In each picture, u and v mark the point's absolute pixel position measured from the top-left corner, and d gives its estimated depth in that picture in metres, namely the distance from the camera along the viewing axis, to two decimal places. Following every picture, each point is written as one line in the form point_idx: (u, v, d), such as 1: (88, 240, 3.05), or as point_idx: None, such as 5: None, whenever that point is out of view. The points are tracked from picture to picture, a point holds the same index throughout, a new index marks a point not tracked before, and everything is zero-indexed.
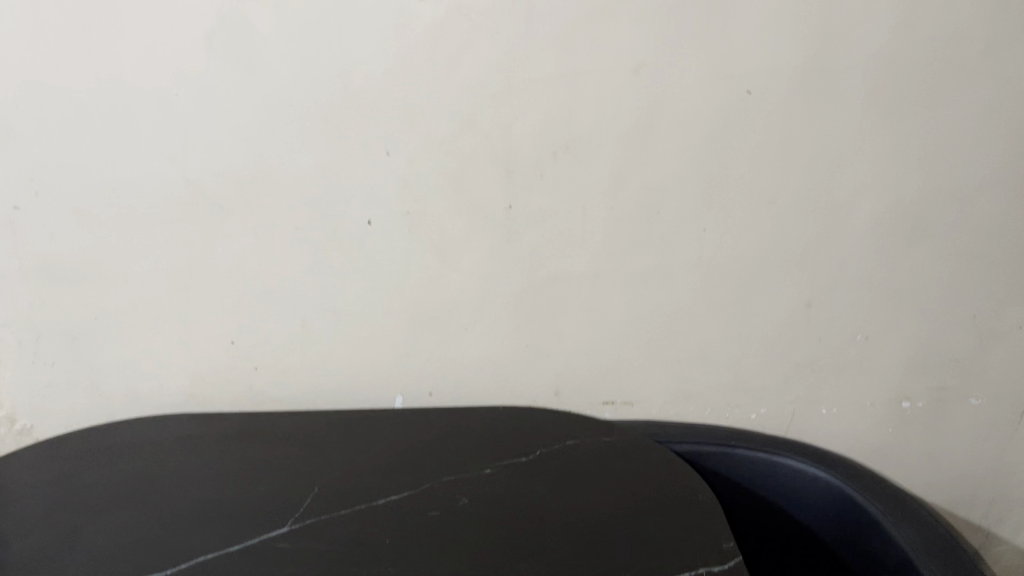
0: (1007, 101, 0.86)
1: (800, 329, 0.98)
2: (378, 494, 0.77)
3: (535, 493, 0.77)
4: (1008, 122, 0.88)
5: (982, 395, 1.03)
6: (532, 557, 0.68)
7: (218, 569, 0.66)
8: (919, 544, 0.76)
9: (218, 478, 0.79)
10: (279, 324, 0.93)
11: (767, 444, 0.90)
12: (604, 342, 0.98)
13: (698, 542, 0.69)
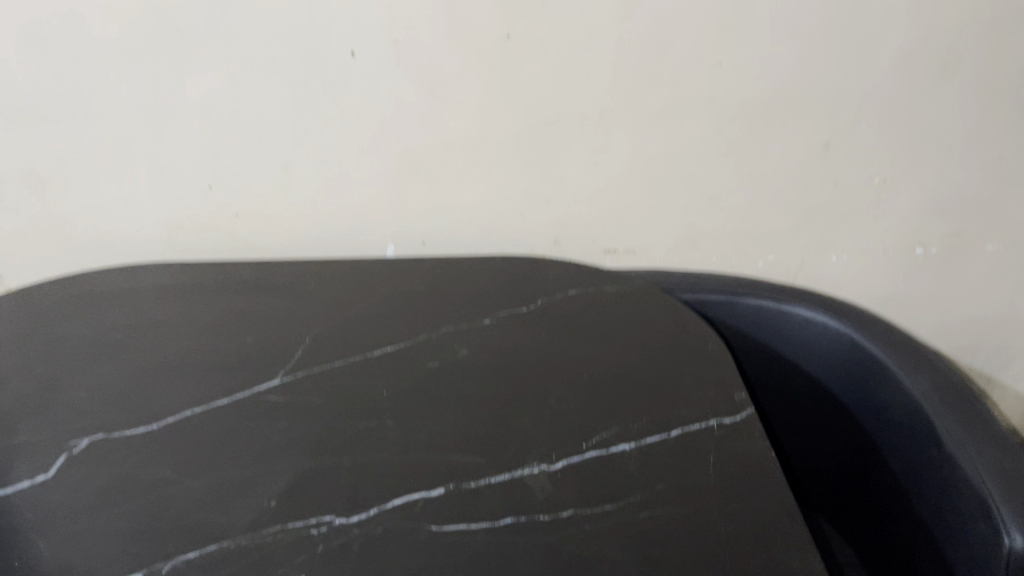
0: None
1: (814, 172, 0.92)
2: (373, 345, 0.73)
3: (538, 344, 0.73)
4: None
5: (999, 240, 0.98)
6: (535, 411, 0.65)
7: (207, 424, 0.63)
8: (930, 394, 0.73)
9: (204, 329, 0.75)
10: (260, 168, 0.87)
11: (777, 292, 0.86)
12: (607, 185, 0.92)
13: (710, 394, 0.66)
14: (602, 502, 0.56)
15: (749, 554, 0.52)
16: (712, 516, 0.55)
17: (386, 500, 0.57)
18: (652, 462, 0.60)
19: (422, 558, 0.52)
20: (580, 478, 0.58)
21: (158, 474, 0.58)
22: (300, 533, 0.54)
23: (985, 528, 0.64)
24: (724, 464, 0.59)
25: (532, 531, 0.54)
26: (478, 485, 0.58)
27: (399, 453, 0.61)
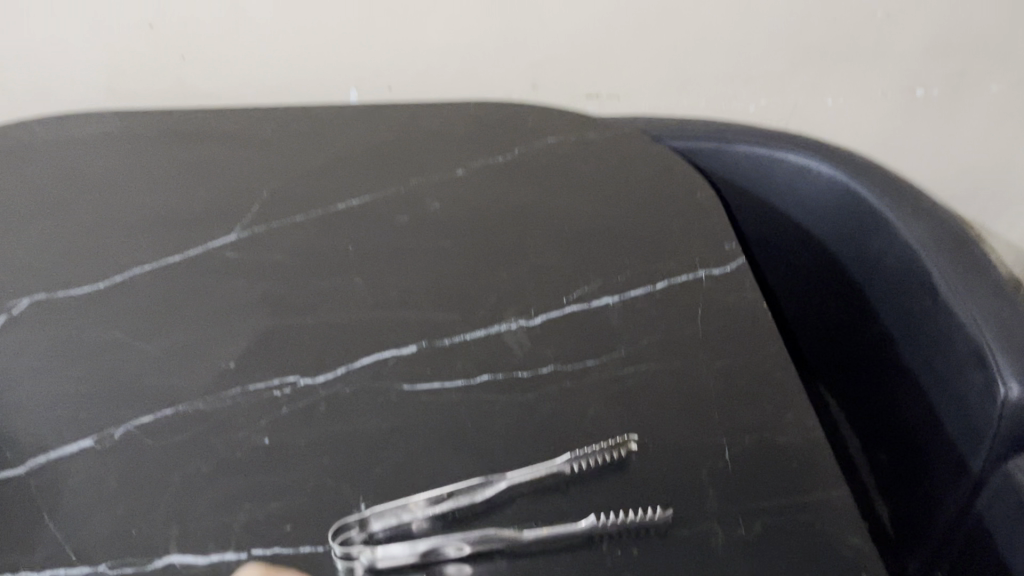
0: None
1: (813, 6, 0.85)
2: (337, 196, 0.67)
3: (514, 194, 0.68)
4: None
5: (1004, 80, 0.92)
6: (513, 265, 0.61)
7: (158, 282, 0.59)
8: (927, 242, 0.69)
9: (151, 180, 0.69)
10: (203, 4, 0.78)
11: (769, 138, 0.80)
12: (589, 21, 0.84)
13: (698, 244, 0.62)
14: (585, 358, 0.53)
15: (739, 409, 0.50)
16: (700, 371, 0.52)
17: (354, 359, 0.53)
18: (637, 316, 0.56)
19: (394, 419, 0.49)
20: (561, 333, 0.55)
21: (105, 336, 0.54)
22: (262, 394, 0.51)
23: (978, 376, 0.61)
24: (712, 316, 0.56)
25: (510, 389, 0.51)
26: (452, 342, 0.54)
27: (366, 310, 0.57)
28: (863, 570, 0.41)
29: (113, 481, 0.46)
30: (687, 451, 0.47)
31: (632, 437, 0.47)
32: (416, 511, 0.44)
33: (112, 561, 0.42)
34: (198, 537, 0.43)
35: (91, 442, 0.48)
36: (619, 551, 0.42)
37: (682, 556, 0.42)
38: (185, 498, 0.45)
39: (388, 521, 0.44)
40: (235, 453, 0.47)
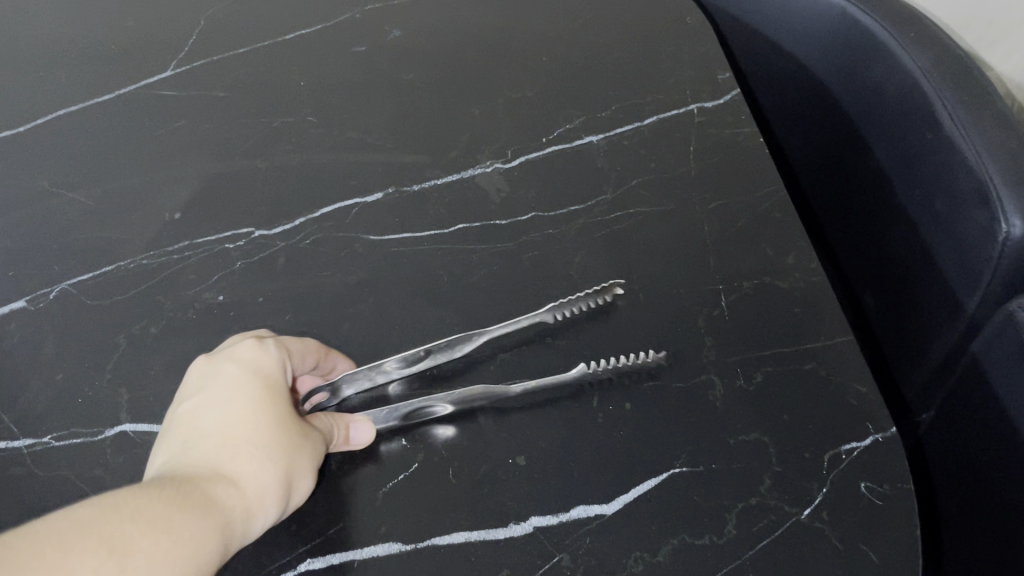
0: None
1: None
2: (284, 25, 0.60)
3: (483, 20, 0.61)
4: None
5: None
6: (486, 102, 0.55)
7: (86, 125, 0.52)
8: (931, 68, 0.63)
9: (67, 5, 0.60)
10: None
11: None
12: None
13: (690, 73, 0.56)
14: (570, 203, 0.49)
15: (737, 255, 0.46)
16: (694, 214, 0.48)
17: (314, 208, 0.48)
18: (625, 156, 0.51)
19: (362, 274, 0.45)
20: (542, 176, 0.50)
21: (30, 187, 0.48)
22: (213, 248, 0.46)
23: (980, 213, 0.58)
24: (706, 154, 0.51)
25: (489, 238, 0.47)
26: (422, 188, 0.49)
27: (325, 154, 0.51)
28: (869, 420, 0.39)
29: (52, 346, 0.41)
30: (682, 300, 0.44)
31: (620, 283, 0.43)
32: (391, 372, 0.40)
33: (57, 432, 0.38)
34: (152, 404, 0.39)
35: (24, 304, 0.43)
36: (611, 408, 0.39)
37: (679, 409, 0.39)
38: (135, 362, 0.41)
39: (362, 386, 0.40)
40: (187, 313, 0.43)
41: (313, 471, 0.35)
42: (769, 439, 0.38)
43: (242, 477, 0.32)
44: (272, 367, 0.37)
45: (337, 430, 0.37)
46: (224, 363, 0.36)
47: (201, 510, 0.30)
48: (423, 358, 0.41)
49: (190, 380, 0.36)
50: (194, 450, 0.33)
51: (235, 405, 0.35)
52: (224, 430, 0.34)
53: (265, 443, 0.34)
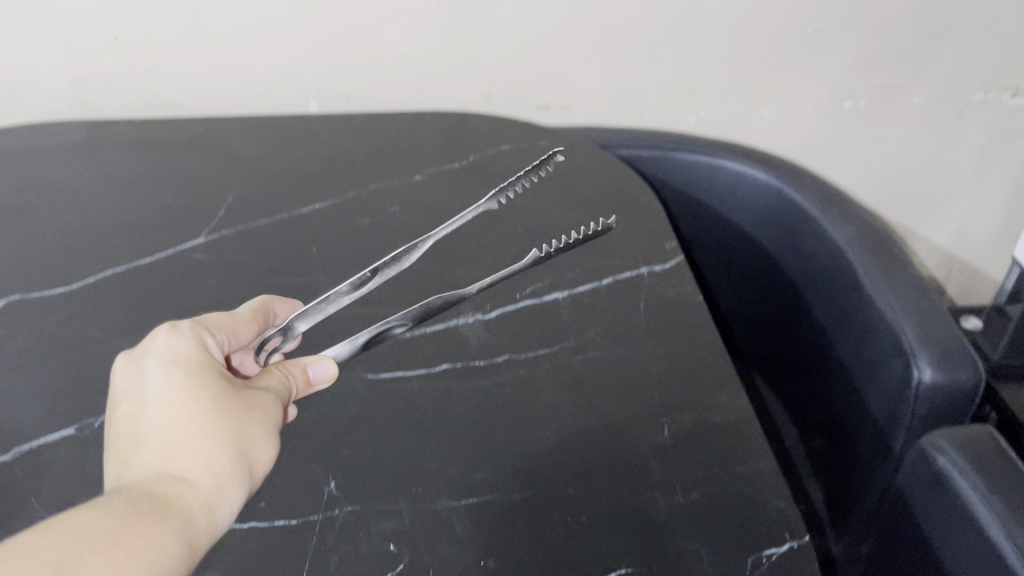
0: None
1: (749, 22, 0.90)
2: (300, 201, 0.71)
3: (469, 198, 0.72)
4: None
5: (924, 91, 0.98)
6: (469, 264, 0.65)
7: (130, 282, 0.61)
8: (852, 240, 0.74)
9: (118, 183, 0.72)
10: (168, 17, 0.82)
11: (710, 147, 0.85)
12: (539, 34, 0.88)
13: (642, 242, 0.67)
14: (538, 347, 0.57)
15: (678, 392, 0.54)
16: (643, 357, 0.57)
17: (321, 352, 0.57)
18: (585, 310, 0.60)
19: (358, 406, 0.53)
20: (513, 325, 0.59)
21: (81, 333, 0.57)
22: None
23: (898, 364, 0.67)
24: (654, 309, 0.60)
25: (470, 376, 0.55)
26: (413, 335, 0.58)
27: (333, 307, 0.60)
28: (786, 529, 0.46)
29: (94, 466, 0.48)
30: (631, 429, 0.52)
31: (558, 153, 0.59)
32: (341, 298, 0.54)
33: None
34: None
35: (72, 431, 0.50)
36: (570, 519, 0.47)
37: (627, 521, 0.47)
38: None
39: (314, 318, 0.54)
40: None
41: (262, 449, 0.43)
42: (704, 545, 0.45)
43: (192, 471, 0.39)
44: (191, 352, 0.45)
45: (299, 373, 0.50)
46: (147, 364, 0.44)
47: (155, 509, 0.36)
48: (370, 277, 0.54)
49: (122, 388, 0.43)
50: (140, 455, 0.40)
51: (170, 407, 0.41)
52: (163, 433, 0.40)
53: (208, 438, 0.41)
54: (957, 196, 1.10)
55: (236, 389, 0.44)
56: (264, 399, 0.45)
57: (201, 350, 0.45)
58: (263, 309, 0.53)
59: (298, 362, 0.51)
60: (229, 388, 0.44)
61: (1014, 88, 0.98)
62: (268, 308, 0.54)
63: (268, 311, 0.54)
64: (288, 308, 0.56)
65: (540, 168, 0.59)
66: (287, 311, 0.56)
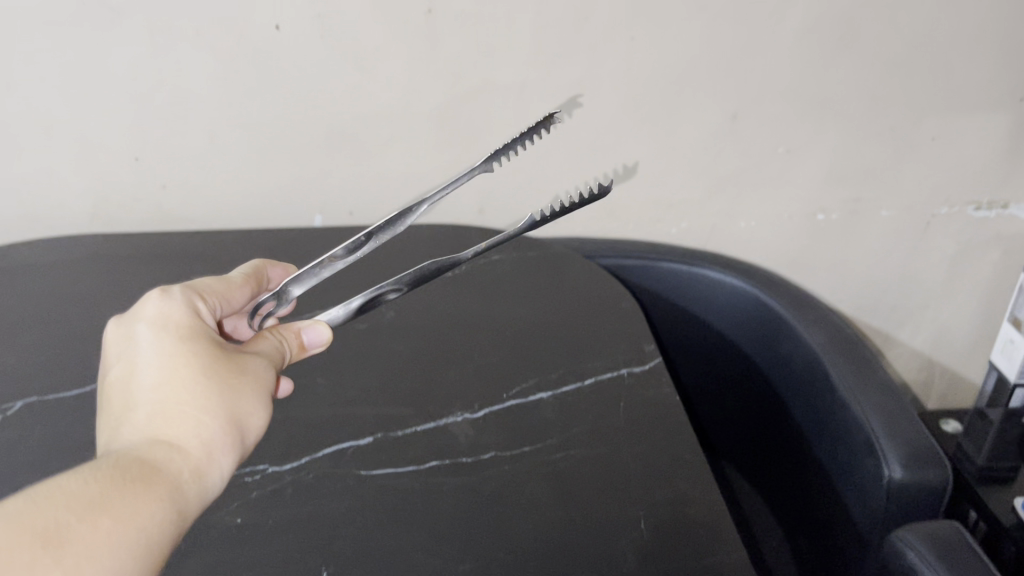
0: None
1: (724, 142, 0.97)
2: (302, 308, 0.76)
3: (461, 304, 0.77)
4: None
5: (892, 205, 1.05)
6: (459, 366, 0.69)
7: None
8: (825, 343, 0.79)
9: (133, 292, 0.77)
10: (186, 140, 0.89)
11: (691, 257, 0.90)
12: (530, 154, 0.95)
13: (622, 345, 0.71)
14: (522, 445, 0.61)
15: (655, 487, 0.57)
16: (622, 453, 0.60)
17: (317, 449, 0.60)
18: (568, 409, 0.64)
19: (351, 500, 0.56)
20: (499, 424, 0.63)
21: (91, 432, 0.60)
22: (234, 481, 0.57)
23: (870, 462, 0.70)
24: (633, 408, 0.64)
25: (457, 472, 0.58)
26: (404, 434, 0.62)
27: (330, 408, 0.64)
28: None
29: None
30: (610, 522, 0.55)
31: (558, 112, 0.61)
32: (335, 262, 0.61)
33: None
34: None
35: None
36: None
37: None
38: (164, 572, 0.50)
39: (307, 283, 0.63)
40: (210, 532, 0.53)
41: (252, 416, 0.50)
42: None
43: (183, 438, 0.46)
44: (183, 319, 0.53)
45: (296, 337, 0.60)
46: (143, 332, 0.51)
47: (146, 471, 0.43)
48: (365, 240, 0.60)
49: (120, 356, 0.51)
50: (137, 424, 0.47)
51: (162, 372, 0.49)
52: (158, 398, 0.48)
53: (198, 406, 0.48)
54: (931, 302, 1.15)
55: (228, 358, 0.51)
56: (256, 365, 0.53)
57: (192, 320, 0.53)
58: (257, 272, 0.65)
59: (294, 327, 0.61)
60: (220, 360, 0.51)
61: (976, 201, 1.05)
62: (261, 272, 0.65)
63: (262, 275, 0.66)
64: (281, 272, 0.69)
65: (534, 131, 0.60)
66: (281, 273, 0.69)
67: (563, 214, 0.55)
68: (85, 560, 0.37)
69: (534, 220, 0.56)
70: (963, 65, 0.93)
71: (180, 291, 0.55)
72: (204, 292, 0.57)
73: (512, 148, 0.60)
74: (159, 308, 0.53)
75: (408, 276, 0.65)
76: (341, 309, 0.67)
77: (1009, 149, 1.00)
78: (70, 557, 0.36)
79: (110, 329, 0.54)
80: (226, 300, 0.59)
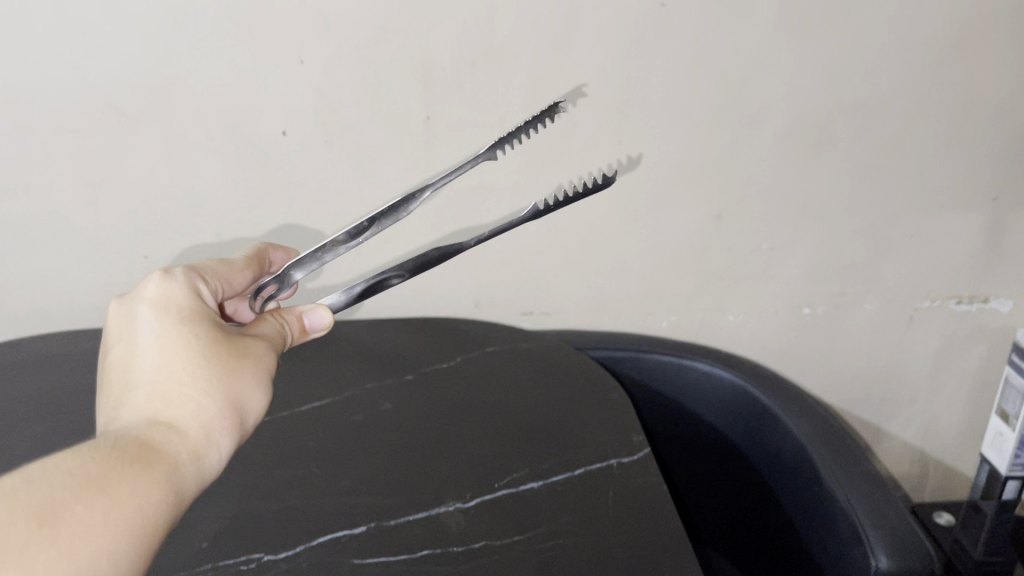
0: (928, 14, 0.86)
1: (710, 239, 1.01)
2: (301, 400, 0.78)
3: (455, 395, 0.80)
4: (921, 39, 0.87)
5: (875, 299, 1.08)
6: (453, 456, 0.71)
7: None
8: (812, 435, 0.80)
9: None
10: (195, 239, 0.93)
11: (680, 349, 0.93)
12: (523, 250, 0.99)
13: (612, 435, 0.73)
14: (511, 534, 0.62)
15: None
16: (609, 542, 0.61)
17: (311, 538, 0.61)
18: (557, 498, 0.66)
19: None
20: (490, 515, 0.64)
21: None
22: (229, 569, 0.58)
23: (858, 551, 0.71)
24: (621, 498, 0.65)
25: (448, 561, 0.59)
26: (397, 522, 0.63)
27: (325, 496, 0.66)
28: None
29: None
30: None
31: (560, 102, 0.65)
32: (338, 248, 0.65)
33: None
34: None
35: None
36: None
37: None
38: None
39: (310, 267, 0.67)
40: None
41: (251, 399, 0.54)
42: None
43: (183, 418, 0.49)
44: (183, 298, 0.56)
45: (296, 320, 0.66)
46: (142, 308, 0.55)
47: (147, 448, 0.46)
48: (367, 227, 0.64)
49: (119, 334, 0.54)
50: (136, 405, 0.49)
51: (162, 352, 0.52)
52: (159, 377, 0.51)
53: (197, 388, 0.51)
54: (920, 394, 1.17)
55: (229, 341, 0.55)
56: (256, 348, 0.57)
57: (191, 298, 0.57)
58: (257, 256, 0.69)
59: (295, 311, 0.66)
60: (219, 341, 0.54)
61: (957, 296, 1.08)
62: (262, 258, 0.70)
63: (263, 259, 0.70)
64: (284, 255, 0.74)
65: (536, 122, 0.65)
66: (284, 255, 0.74)
67: (568, 204, 0.61)
68: (81, 538, 0.39)
69: (539, 208, 0.61)
70: (936, 167, 0.98)
71: (182, 274, 0.59)
72: (208, 273, 0.61)
73: (517, 136, 0.65)
74: (160, 289, 0.56)
75: (410, 261, 0.67)
76: (344, 293, 0.70)
77: (984, 245, 1.04)
78: (66, 536, 0.38)
79: (111, 309, 0.57)
80: (229, 281, 0.64)
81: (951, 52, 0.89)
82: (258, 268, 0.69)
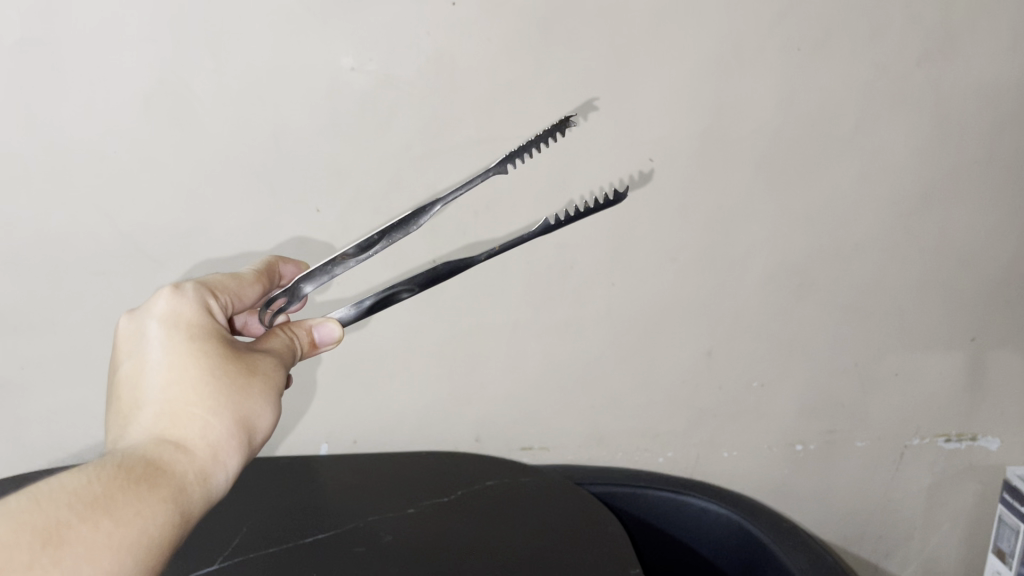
0: (890, 168, 0.94)
1: (702, 376, 1.05)
2: (304, 532, 0.80)
3: (456, 527, 0.82)
4: (886, 190, 0.95)
5: (865, 436, 1.11)
6: None
7: None
8: (805, 568, 0.81)
9: None
10: None
11: (677, 485, 0.96)
12: (522, 385, 1.03)
13: (608, 567, 0.75)
14: None
15: None
16: None
17: None
18: None
19: None
20: None
21: None
22: None
23: None
24: None
25: None
26: None
27: None
28: None
29: None
30: None
31: (570, 117, 0.69)
32: (347, 259, 0.67)
33: None
34: None
35: None
36: None
37: None
38: None
39: (320, 280, 0.69)
40: None
41: (262, 417, 0.56)
42: None
43: (189, 436, 0.52)
44: (193, 315, 0.58)
45: (306, 333, 0.67)
46: (152, 326, 0.57)
47: (151, 468, 0.48)
48: (377, 241, 0.67)
49: (132, 350, 0.57)
50: (145, 424, 0.52)
51: (172, 369, 0.54)
52: (167, 395, 0.53)
53: (204, 407, 0.53)
54: (916, 532, 1.18)
55: (240, 357, 0.57)
56: (268, 365, 0.59)
57: (201, 315, 0.58)
58: (265, 268, 0.71)
59: (306, 324, 0.67)
60: (230, 359, 0.56)
61: (946, 434, 1.11)
62: (271, 272, 0.71)
63: (273, 272, 0.72)
64: (294, 269, 0.75)
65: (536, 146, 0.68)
66: (293, 270, 0.75)
67: (579, 218, 0.63)
68: (83, 559, 0.42)
69: (550, 222, 0.63)
70: (914, 307, 1.03)
71: (192, 290, 0.60)
72: (217, 289, 0.63)
73: (528, 150, 0.68)
74: (170, 305, 0.58)
75: (421, 276, 0.69)
76: (354, 306, 0.71)
77: (966, 383, 1.08)
78: (68, 556, 0.42)
79: (123, 323, 0.59)
80: (238, 295, 0.65)
81: (917, 201, 0.96)
82: (267, 281, 0.71)
